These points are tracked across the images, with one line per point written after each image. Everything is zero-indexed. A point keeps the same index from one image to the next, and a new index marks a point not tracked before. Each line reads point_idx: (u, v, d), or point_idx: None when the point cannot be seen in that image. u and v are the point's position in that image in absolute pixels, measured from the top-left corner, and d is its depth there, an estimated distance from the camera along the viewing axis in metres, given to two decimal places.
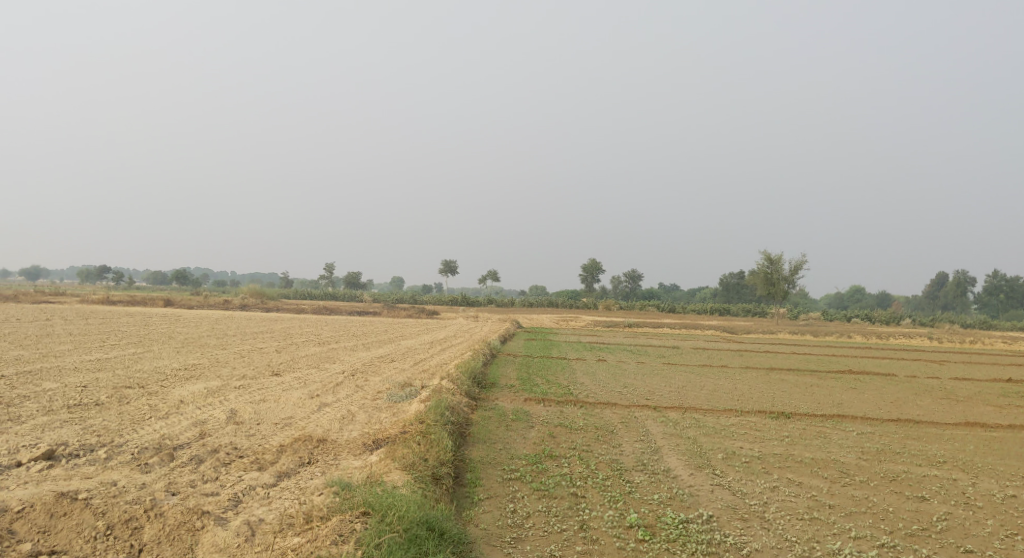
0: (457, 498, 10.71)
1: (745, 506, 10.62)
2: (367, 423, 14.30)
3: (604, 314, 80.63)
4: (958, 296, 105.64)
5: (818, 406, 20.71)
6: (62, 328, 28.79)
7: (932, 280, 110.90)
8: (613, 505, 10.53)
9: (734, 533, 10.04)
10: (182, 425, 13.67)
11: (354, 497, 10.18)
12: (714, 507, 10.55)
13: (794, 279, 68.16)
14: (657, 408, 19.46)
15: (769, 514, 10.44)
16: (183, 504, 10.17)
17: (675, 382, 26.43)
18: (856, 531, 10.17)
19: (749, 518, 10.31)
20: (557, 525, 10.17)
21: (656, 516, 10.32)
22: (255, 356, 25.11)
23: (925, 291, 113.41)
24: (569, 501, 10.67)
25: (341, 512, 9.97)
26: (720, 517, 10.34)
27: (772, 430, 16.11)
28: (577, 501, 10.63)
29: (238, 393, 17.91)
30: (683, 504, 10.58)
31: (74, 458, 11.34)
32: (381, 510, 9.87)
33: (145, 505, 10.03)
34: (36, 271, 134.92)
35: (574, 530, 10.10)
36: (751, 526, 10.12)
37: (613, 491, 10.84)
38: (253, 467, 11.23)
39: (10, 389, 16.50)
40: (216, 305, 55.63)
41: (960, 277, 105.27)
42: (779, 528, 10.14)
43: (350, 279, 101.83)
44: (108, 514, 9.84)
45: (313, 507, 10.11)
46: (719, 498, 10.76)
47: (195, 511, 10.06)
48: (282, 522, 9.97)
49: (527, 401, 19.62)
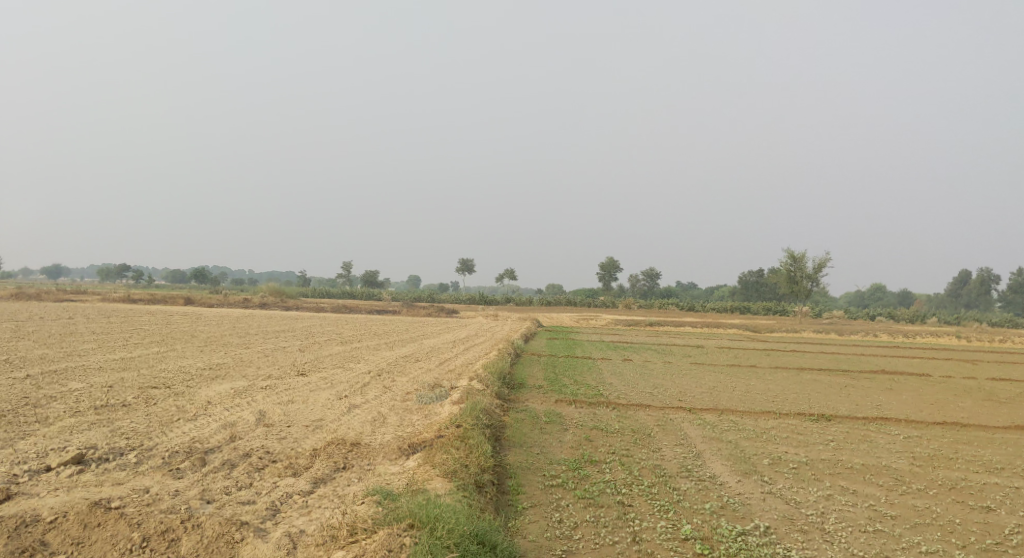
0: (501, 508, 10.34)
1: (802, 517, 10.17)
2: (400, 425, 13.95)
3: (624, 313, 80.03)
4: (982, 294, 104.34)
5: (857, 409, 20.17)
6: (84, 326, 28.64)
7: (955, 279, 109.62)
8: (664, 515, 10.13)
9: (795, 546, 9.59)
10: (212, 427, 13.37)
11: (398, 508, 9.82)
12: (770, 517, 10.11)
13: (817, 277, 67.38)
14: (692, 410, 18.98)
15: (829, 526, 10.00)
16: (220, 514, 9.85)
17: (706, 383, 25.95)
18: (927, 546, 9.71)
19: (809, 530, 9.86)
20: (608, 537, 9.77)
21: (712, 528, 9.90)
22: (280, 356, 24.82)
23: (948, 290, 112.07)
24: (617, 510, 10.27)
25: (387, 525, 9.61)
26: (778, 529, 9.90)
27: (815, 434, 15.62)
28: (625, 511, 10.24)
29: (265, 393, 17.61)
30: (737, 515, 10.16)
31: (103, 462, 11.07)
32: (428, 523, 9.49)
33: (181, 516, 9.72)
34: (56, 270, 136.05)
35: (627, 543, 9.69)
36: (813, 538, 9.68)
37: (662, 500, 10.43)
38: (288, 473, 10.89)
39: (36, 389, 16.27)
40: (236, 304, 55.51)
41: (984, 275, 103.96)
42: (842, 541, 9.69)
43: (368, 277, 101.83)
44: (143, 525, 9.54)
45: (356, 519, 9.76)
46: (774, 508, 10.33)
47: (233, 522, 9.74)
48: (324, 533, 9.63)
49: (558, 403, 19.22)
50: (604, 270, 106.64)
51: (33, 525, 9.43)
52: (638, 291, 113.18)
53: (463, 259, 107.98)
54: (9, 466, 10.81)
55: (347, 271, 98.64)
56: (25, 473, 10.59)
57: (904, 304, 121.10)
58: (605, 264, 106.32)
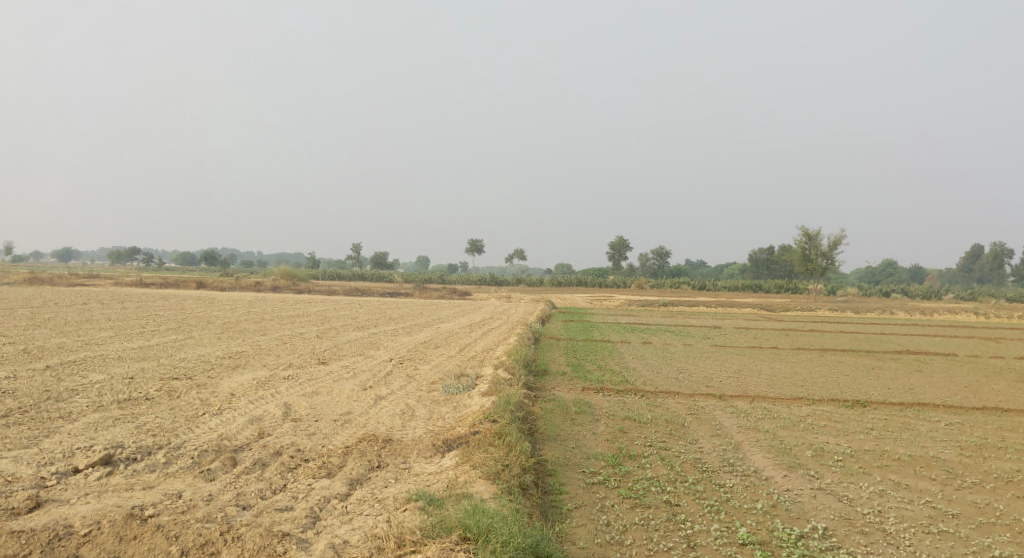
0: (546, 510, 10.09)
1: (859, 517, 9.92)
2: (430, 419, 13.61)
3: (637, 293, 79.47)
4: (995, 268, 103.48)
5: (890, 393, 19.80)
6: (100, 313, 28.34)
7: (968, 253, 108.83)
8: (716, 517, 9.87)
9: (859, 551, 9.37)
10: (238, 422, 13.08)
11: (446, 516, 9.55)
12: (826, 518, 9.87)
13: (833, 254, 66.73)
14: (722, 396, 18.62)
15: (889, 527, 9.77)
16: (259, 525, 9.58)
17: (731, 366, 25.58)
18: (999, 549, 9.47)
19: (870, 533, 9.63)
20: (662, 543, 9.53)
21: (769, 531, 9.65)
22: (299, 343, 24.51)
23: (960, 264, 111.30)
24: (666, 512, 10.01)
25: (437, 535, 9.34)
26: (837, 531, 9.67)
27: (853, 422, 15.26)
28: (675, 512, 9.99)
29: (289, 384, 17.29)
30: (791, 515, 9.91)
31: (132, 463, 10.88)
32: (481, 534, 9.23)
33: (220, 527, 9.45)
34: (68, 254, 136.52)
35: (683, 549, 9.44)
36: (876, 542, 9.44)
37: (710, 499, 10.17)
38: (322, 474, 10.63)
39: (56, 382, 15.97)
40: (248, 287, 55.26)
41: (997, 249, 103.03)
42: (907, 545, 9.46)
43: (377, 259, 101.71)
44: (181, 538, 9.27)
45: (402, 528, 9.48)
46: (827, 506, 10.09)
47: (274, 534, 9.47)
48: (370, 544, 9.37)
49: (585, 391, 18.84)
50: (613, 249, 106.28)
51: (67, 539, 9.19)
52: (649, 271, 112.59)
53: (473, 240, 107.52)
54: (36, 468, 10.60)
55: (357, 252, 98.30)
56: (53, 476, 10.43)
57: (916, 279, 120.20)
58: (616, 244, 105.82)
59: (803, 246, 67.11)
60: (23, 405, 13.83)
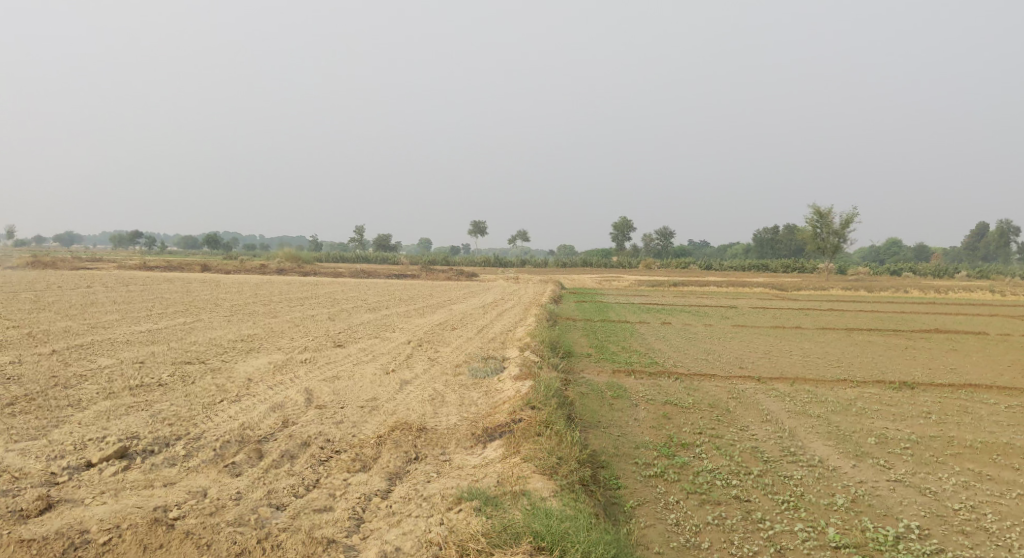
0: (610, 508, 9.37)
1: (951, 514, 9.29)
2: (462, 405, 12.79)
3: (645, 273, 78.56)
4: (1001, 246, 102.41)
5: (933, 375, 18.99)
6: (104, 296, 27.50)
7: (973, 231, 107.79)
8: (798, 516, 9.22)
9: (962, 553, 8.76)
10: (259, 409, 12.26)
11: (510, 520, 8.83)
12: (918, 515, 9.24)
13: (845, 233, 65.63)
14: (762, 379, 17.80)
15: (988, 525, 9.14)
16: (300, 531, 8.82)
17: (760, 347, 24.74)
18: None
19: (973, 533, 9.01)
20: (746, 546, 8.86)
21: (861, 531, 9.03)
22: (312, 325, 23.67)
23: (965, 242, 110.23)
24: (740, 509, 9.34)
25: (502, 541, 8.61)
26: (933, 529, 9.05)
27: (908, 406, 14.43)
28: (750, 510, 9.32)
29: (308, 368, 16.46)
30: (879, 512, 9.28)
31: (149, 455, 10.14)
32: (554, 542, 8.52)
33: (257, 534, 8.75)
34: (71, 238, 136.06)
35: (770, 554, 8.77)
36: (982, 544, 8.81)
37: (784, 494, 9.51)
38: (358, 468, 9.87)
39: (63, 367, 15.15)
40: (252, 270, 54.34)
41: (1004, 227, 101.80)
42: (1013, 546, 8.85)
43: (380, 240, 100.84)
44: (213, 546, 8.61)
45: (461, 534, 8.74)
46: (914, 502, 9.45)
47: (318, 541, 8.70)
48: (425, 552, 8.62)
49: (616, 374, 18.01)
50: (618, 230, 105.32)
51: (85, 547, 8.55)
52: (654, 251, 111.44)
53: (476, 221, 106.60)
54: (45, 463, 9.86)
55: (360, 235, 97.40)
56: (64, 471, 9.71)
57: (922, 258, 119.06)
58: (620, 224, 104.82)
59: (814, 225, 65.99)
60: (29, 392, 13.02)
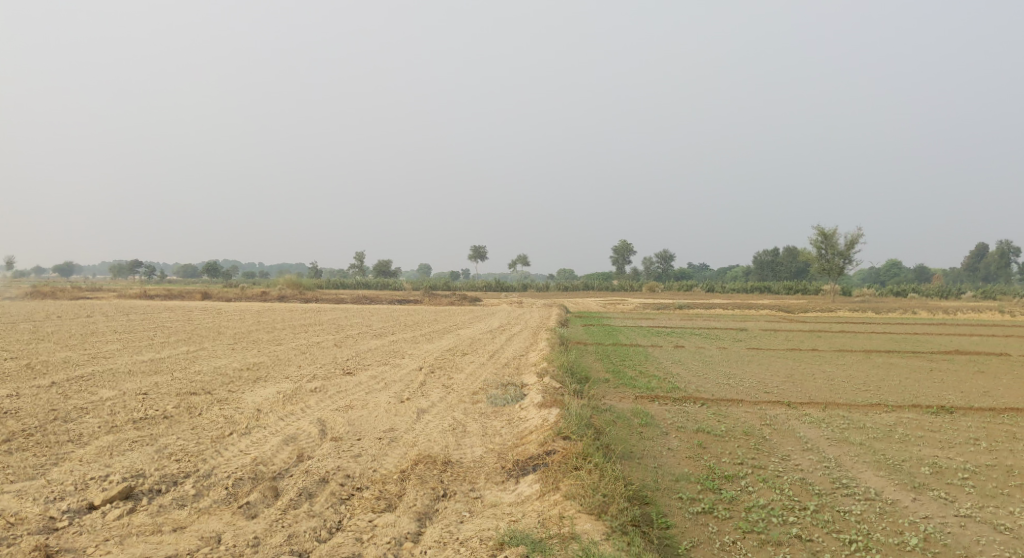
0: (665, 551, 8.78)
1: None
2: (486, 436, 12.08)
3: (649, 296, 77.78)
4: (1002, 267, 101.84)
5: (967, 399, 18.41)
6: (104, 325, 26.79)
7: (974, 252, 107.40)
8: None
9: None
10: (271, 442, 11.56)
11: None
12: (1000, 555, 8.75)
13: (850, 254, 65.04)
14: (792, 404, 17.12)
15: None
16: None
17: (781, 371, 24.08)
18: None
19: None
20: None
21: None
22: (318, 353, 22.91)
23: (965, 263, 109.83)
24: (805, 550, 8.80)
25: None
26: None
27: (954, 432, 13.86)
28: (816, 550, 8.78)
29: (319, 398, 15.73)
30: (957, 552, 8.79)
31: (156, 495, 9.56)
32: None
33: None
34: (69, 268, 135.65)
35: None
36: None
37: (851, 533, 8.97)
38: (383, 508, 9.28)
39: (63, 400, 14.40)
40: (253, 298, 53.68)
41: (1004, 247, 101.30)
42: None
43: (380, 266, 100.30)
44: None
45: None
46: (992, 540, 8.97)
47: None
48: None
49: (639, 400, 17.27)
50: (618, 253, 104.85)
51: None
52: (654, 274, 110.89)
53: (475, 246, 105.89)
54: (43, 506, 9.27)
55: (359, 261, 96.62)
56: (64, 515, 9.15)
57: (921, 279, 118.42)
58: (619, 247, 104.39)
59: (819, 246, 65.35)
60: (27, 427, 12.30)
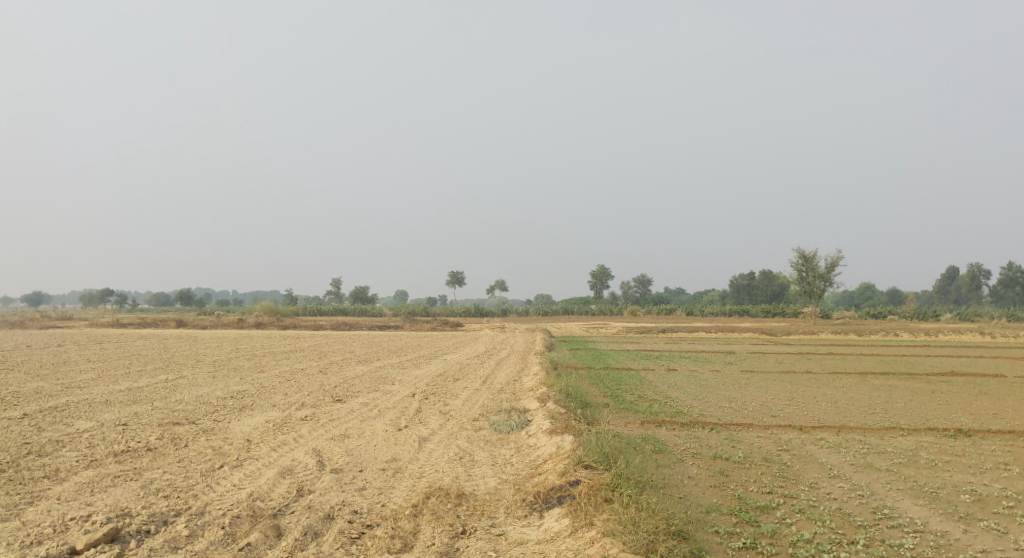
0: None
1: None
2: (497, 465, 11.38)
3: (631, 320, 77.21)
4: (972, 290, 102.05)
5: (979, 421, 17.99)
6: (77, 355, 25.63)
7: (943, 275, 108.21)
8: None
9: None
10: (267, 475, 10.74)
11: None
12: None
13: (831, 277, 64.84)
14: (804, 428, 16.51)
15: None
16: None
17: (781, 393, 23.51)
18: None
19: None
20: None
21: None
22: (304, 380, 21.95)
23: (935, 286, 110.48)
24: None
25: None
26: None
27: (978, 457, 13.39)
28: None
29: (311, 426, 14.86)
30: None
31: (144, 537, 9.09)
32: None
33: None
34: (38, 298, 133.12)
35: None
36: None
37: None
38: (399, 548, 9.11)
39: (36, 433, 13.46)
40: (230, 325, 52.42)
41: (974, 270, 101.60)
42: None
43: (357, 293, 99.08)
44: None
45: None
46: None
47: None
48: None
49: (645, 425, 16.56)
50: (596, 278, 104.46)
51: None
52: (632, 298, 110.42)
53: (453, 271, 104.80)
54: (21, 551, 8.77)
55: (336, 287, 95.33)
56: None
57: (895, 302, 118.93)
58: (596, 272, 103.95)
59: (800, 269, 65.18)
60: None
